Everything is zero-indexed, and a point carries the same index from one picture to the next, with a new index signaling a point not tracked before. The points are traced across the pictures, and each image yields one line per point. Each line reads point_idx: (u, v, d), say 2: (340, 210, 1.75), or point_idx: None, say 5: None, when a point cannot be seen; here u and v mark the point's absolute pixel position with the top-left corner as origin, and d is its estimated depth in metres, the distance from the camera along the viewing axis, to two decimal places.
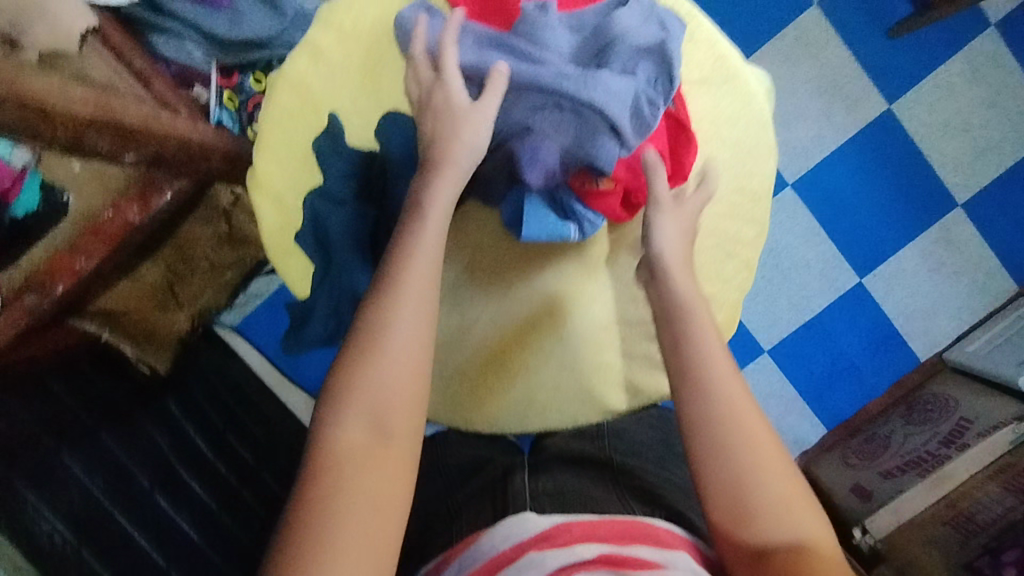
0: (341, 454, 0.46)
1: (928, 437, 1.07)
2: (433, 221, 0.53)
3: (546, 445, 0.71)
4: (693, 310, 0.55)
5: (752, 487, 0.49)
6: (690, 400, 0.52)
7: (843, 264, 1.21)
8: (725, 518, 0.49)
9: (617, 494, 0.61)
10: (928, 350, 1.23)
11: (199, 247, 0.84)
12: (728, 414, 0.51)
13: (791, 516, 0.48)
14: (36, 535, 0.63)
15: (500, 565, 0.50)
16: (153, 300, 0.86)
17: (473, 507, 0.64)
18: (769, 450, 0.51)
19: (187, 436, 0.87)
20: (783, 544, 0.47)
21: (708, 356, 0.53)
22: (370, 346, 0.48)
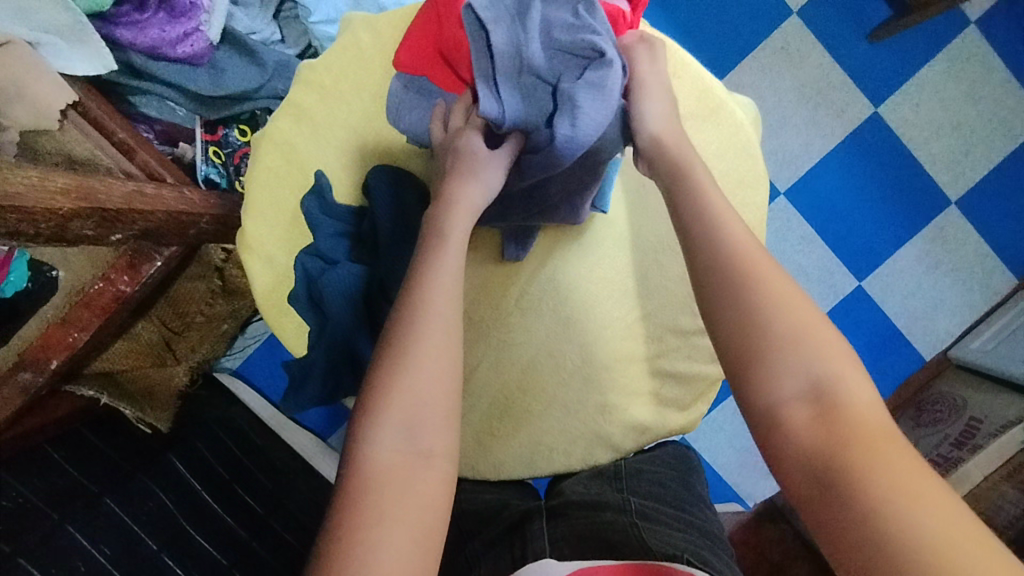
0: (377, 477, 0.41)
1: (940, 439, 1.07)
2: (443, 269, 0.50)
3: (564, 486, 0.65)
4: (714, 215, 0.50)
5: (786, 366, 0.41)
6: (709, 286, 0.46)
7: (842, 269, 1.21)
8: (772, 417, 0.40)
9: (640, 539, 0.55)
10: (934, 349, 1.23)
11: (192, 302, 0.83)
12: (758, 294, 0.44)
13: (854, 409, 0.38)
14: None
15: None
16: (151, 358, 0.84)
17: (493, 556, 0.59)
18: (832, 347, 0.41)
19: (194, 492, 0.87)
20: (847, 447, 0.37)
21: (729, 249, 0.47)
22: (401, 363, 0.45)
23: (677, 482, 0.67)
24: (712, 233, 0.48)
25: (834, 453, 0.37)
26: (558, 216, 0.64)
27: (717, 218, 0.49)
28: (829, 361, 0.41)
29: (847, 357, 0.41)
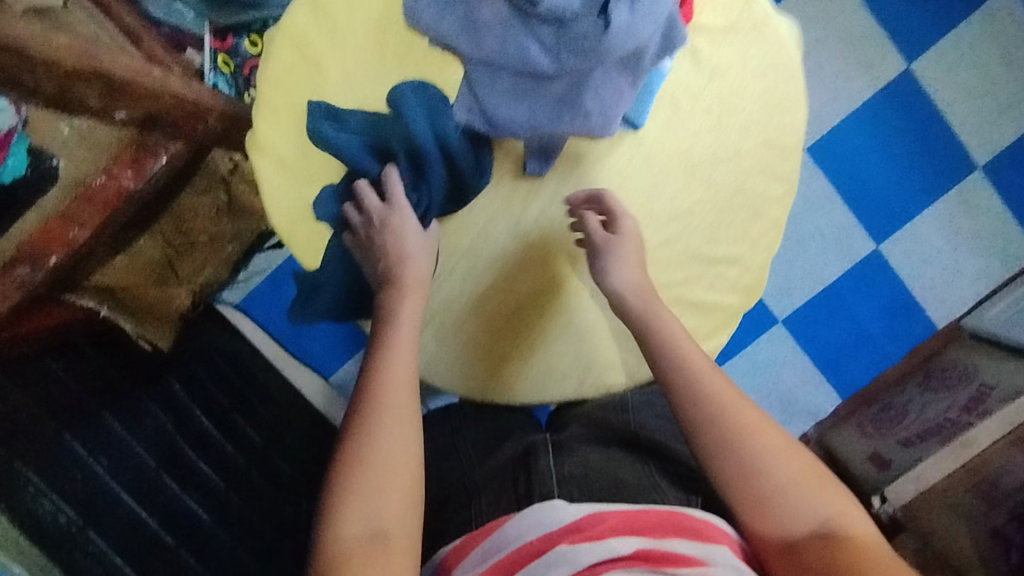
0: (340, 562, 0.48)
1: (948, 404, 1.05)
2: (399, 345, 0.56)
3: (569, 420, 0.71)
4: (681, 329, 0.60)
5: (796, 517, 0.53)
6: (699, 429, 0.56)
7: (860, 230, 1.18)
8: (783, 553, 0.53)
9: (645, 477, 0.63)
10: (948, 317, 1.20)
11: (197, 218, 0.81)
12: (759, 448, 0.55)
13: (850, 536, 0.52)
14: None
15: (529, 554, 0.52)
16: (153, 276, 0.82)
17: (496, 484, 0.64)
18: (802, 464, 0.55)
19: (192, 415, 0.87)
20: (850, 563, 0.50)
21: (704, 381, 0.57)
22: (360, 457, 0.51)
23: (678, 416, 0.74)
24: (709, 398, 0.57)
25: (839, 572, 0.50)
26: (587, 118, 0.59)
27: (697, 368, 0.58)
28: (824, 497, 0.54)
29: (825, 483, 0.55)
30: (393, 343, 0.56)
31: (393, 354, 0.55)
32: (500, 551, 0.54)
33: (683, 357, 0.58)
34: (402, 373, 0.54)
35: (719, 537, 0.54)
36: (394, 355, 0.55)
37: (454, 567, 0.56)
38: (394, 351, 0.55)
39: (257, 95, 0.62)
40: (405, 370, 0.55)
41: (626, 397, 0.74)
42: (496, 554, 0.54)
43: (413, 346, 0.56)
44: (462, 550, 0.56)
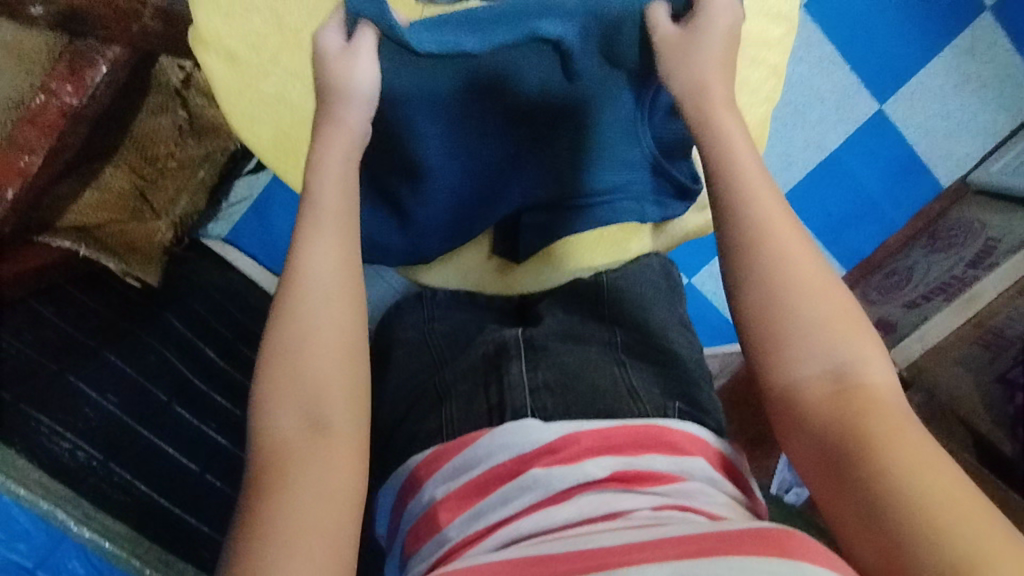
0: (279, 450, 0.43)
1: (954, 262, 1.05)
2: (331, 176, 0.54)
3: (544, 313, 0.69)
4: (744, 170, 0.51)
5: (809, 352, 0.45)
6: (742, 262, 0.49)
7: (861, 90, 1.12)
8: (784, 395, 0.45)
9: (621, 382, 0.60)
10: (954, 175, 1.16)
11: (159, 142, 0.77)
12: (785, 272, 0.47)
13: (870, 393, 0.43)
14: (57, 455, 0.61)
15: (502, 476, 0.51)
16: (126, 209, 0.79)
17: (469, 384, 0.61)
18: (860, 336, 0.45)
19: (197, 348, 0.83)
20: (862, 444, 0.40)
21: (767, 220, 0.49)
22: (291, 325, 0.47)
23: (646, 296, 0.72)
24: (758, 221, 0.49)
25: (849, 434, 0.41)
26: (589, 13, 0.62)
27: (767, 211, 0.49)
28: (855, 349, 0.45)
29: (868, 340, 0.45)
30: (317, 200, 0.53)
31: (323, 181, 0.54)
32: (470, 470, 0.53)
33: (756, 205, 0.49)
34: (326, 240, 0.51)
35: (697, 450, 0.53)
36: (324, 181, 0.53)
37: (427, 478, 0.55)
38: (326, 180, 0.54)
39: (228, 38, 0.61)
40: (330, 232, 0.51)
41: (603, 283, 0.72)
42: (467, 471, 0.53)
43: (340, 206, 0.53)
44: (435, 462, 0.55)
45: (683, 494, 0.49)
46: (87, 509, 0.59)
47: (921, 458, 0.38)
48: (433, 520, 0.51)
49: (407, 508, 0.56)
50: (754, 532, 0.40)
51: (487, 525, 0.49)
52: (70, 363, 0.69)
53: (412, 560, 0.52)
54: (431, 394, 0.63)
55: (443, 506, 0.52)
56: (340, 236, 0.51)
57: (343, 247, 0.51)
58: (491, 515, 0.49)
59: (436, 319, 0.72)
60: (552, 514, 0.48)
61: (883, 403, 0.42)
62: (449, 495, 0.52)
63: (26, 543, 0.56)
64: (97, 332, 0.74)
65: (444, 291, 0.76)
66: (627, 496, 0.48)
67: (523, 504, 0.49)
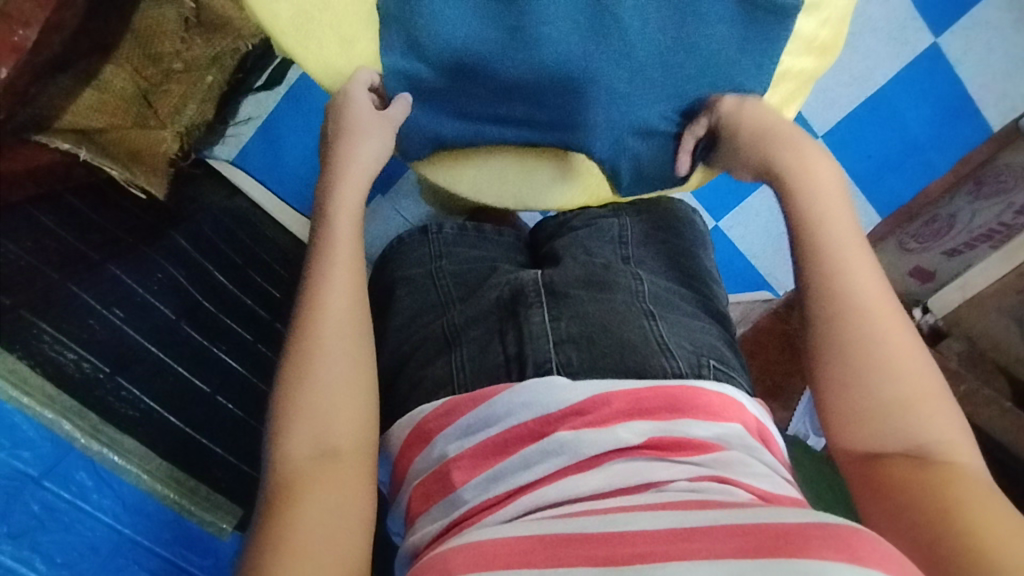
0: (291, 479, 0.44)
1: (1003, 208, 1.01)
2: (344, 212, 0.56)
3: (563, 253, 0.65)
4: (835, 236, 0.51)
5: (890, 431, 0.45)
6: (826, 349, 0.48)
7: (917, 22, 1.03)
8: (864, 464, 0.45)
9: (651, 337, 0.56)
10: (1006, 117, 1.08)
11: (164, 38, 0.72)
12: (878, 349, 0.47)
13: (957, 470, 0.43)
14: (61, 365, 0.59)
15: (523, 437, 0.48)
16: (128, 114, 0.74)
17: (484, 329, 0.58)
18: (943, 415, 0.45)
19: (204, 267, 0.79)
20: (951, 521, 0.39)
21: (863, 303, 0.49)
22: (305, 367, 0.48)
23: (669, 246, 0.68)
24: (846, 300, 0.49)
25: (934, 510, 0.40)
26: None
27: (864, 299, 0.49)
28: (928, 424, 0.45)
29: (949, 419, 0.45)
30: (330, 242, 0.54)
31: (337, 219, 0.55)
32: (486, 430, 0.49)
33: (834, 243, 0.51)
34: (343, 269, 0.53)
35: (732, 413, 0.50)
36: (338, 218, 0.56)
37: (437, 434, 0.51)
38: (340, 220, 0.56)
39: None
40: (344, 264, 0.53)
41: (625, 228, 0.68)
42: (485, 428, 0.49)
43: (354, 244, 0.55)
44: (447, 416, 0.51)
45: (720, 464, 0.46)
46: (95, 421, 0.60)
47: (988, 517, 0.39)
48: (446, 478, 0.48)
49: (415, 463, 0.52)
50: (817, 524, 0.36)
51: (509, 488, 0.46)
52: (71, 271, 0.64)
53: (420, 520, 0.49)
54: (437, 338, 0.60)
55: (456, 465, 0.49)
56: (350, 279, 0.53)
57: (353, 289, 0.52)
58: (513, 479, 0.46)
59: (444, 257, 0.68)
60: (580, 483, 0.45)
61: (965, 479, 0.42)
62: (464, 454, 0.49)
63: (31, 452, 0.57)
64: (101, 245, 0.69)
65: (451, 227, 0.71)
66: (663, 466, 0.45)
67: (549, 469, 0.46)
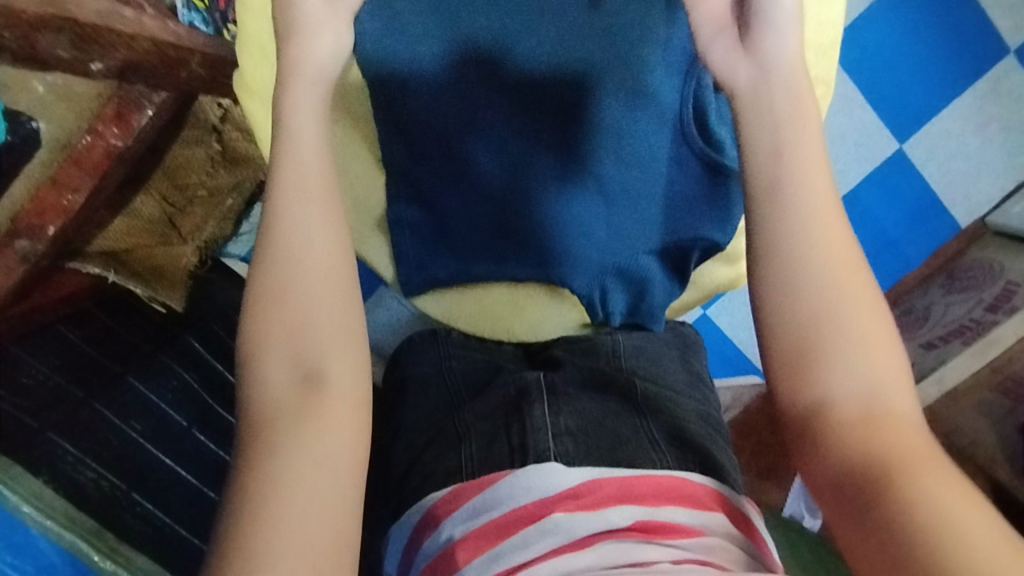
0: (271, 406, 0.42)
1: (972, 303, 1.06)
2: (313, 130, 0.50)
3: (564, 359, 0.69)
4: (789, 135, 0.46)
5: (840, 369, 0.41)
6: (772, 281, 0.44)
7: (882, 131, 1.12)
8: (811, 408, 0.42)
9: (643, 432, 0.61)
10: (972, 215, 1.16)
11: (191, 172, 0.79)
12: (822, 282, 0.43)
13: (898, 420, 0.40)
14: (84, 485, 0.62)
15: (522, 518, 0.52)
16: (154, 234, 0.79)
17: (490, 424, 0.61)
18: (887, 351, 0.42)
19: (215, 370, 0.84)
20: (895, 479, 0.37)
21: (816, 225, 0.44)
22: (277, 296, 0.44)
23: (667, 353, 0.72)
24: (799, 232, 0.44)
25: (878, 468, 0.38)
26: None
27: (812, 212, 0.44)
28: (874, 357, 0.42)
29: (892, 356, 0.42)
30: (297, 148, 0.49)
31: (308, 137, 0.49)
32: (491, 511, 0.53)
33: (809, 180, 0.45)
34: (314, 192, 0.47)
35: (720, 505, 0.53)
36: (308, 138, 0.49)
37: (444, 518, 0.55)
38: (310, 137, 0.49)
39: (239, 78, 0.63)
40: (315, 189, 0.47)
41: (619, 343, 0.71)
42: (487, 512, 0.53)
43: (320, 151, 0.49)
44: (453, 502, 0.56)
45: (703, 548, 0.48)
46: (111, 541, 0.59)
47: (953, 495, 0.37)
48: (451, 559, 0.52)
49: (422, 548, 0.55)
50: None
51: (508, 566, 0.49)
52: (96, 391, 0.70)
53: None
54: (450, 433, 0.63)
55: (461, 546, 0.52)
56: (324, 200, 0.47)
57: (329, 213, 0.47)
58: (512, 557, 0.49)
59: (454, 357, 0.72)
60: (575, 560, 0.48)
61: (909, 435, 0.40)
62: (469, 535, 0.52)
63: None
64: (121, 357, 0.75)
65: (459, 332, 0.76)
66: (649, 548, 0.48)
67: (545, 548, 0.49)
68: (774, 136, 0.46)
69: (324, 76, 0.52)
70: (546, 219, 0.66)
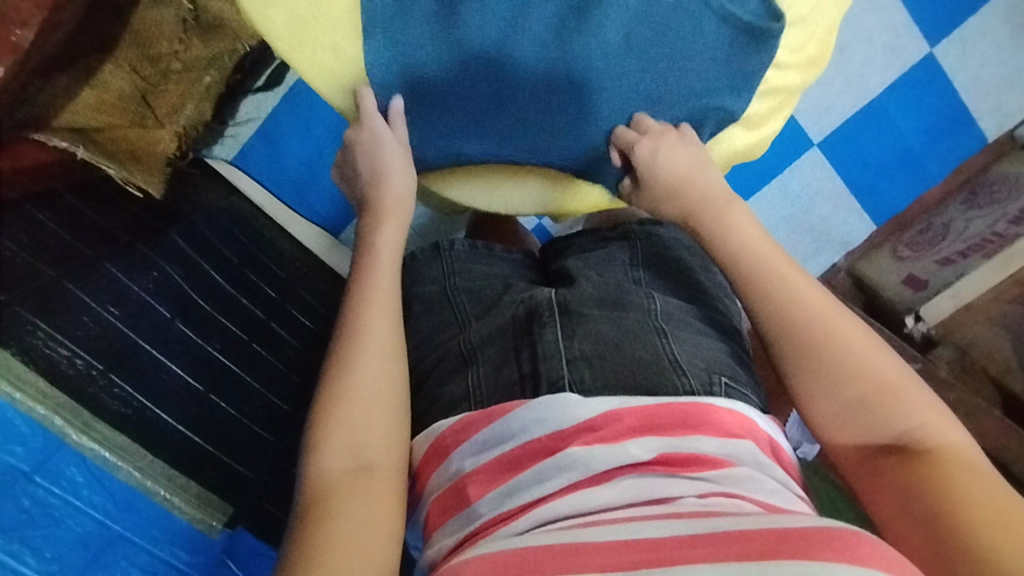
0: (334, 479, 0.49)
1: (996, 217, 1.01)
2: (387, 262, 0.61)
3: (574, 274, 0.68)
4: (761, 252, 0.58)
5: (869, 432, 0.50)
6: (777, 341, 0.55)
7: (911, 31, 1.05)
8: (863, 468, 0.50)
9: (664, 355, 0.58)
10: (1000, 128, 1.09)
11: (162, 39, 0.74)
12: (845, 356, 0.52)
13: (949, 455, 0.47)
14: (54, 361, 0.59)
15: (536, 453, 0.50)
16: (127, 112, 0.74)
17: (498, 347, 0.61)
18: (916, 401, 0.50)
19: (199, 266, 0.79)
20: (936, 508, 0.45)
21: (801, 295, 0.56)
22: (344, 394, 0.53)
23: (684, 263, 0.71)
24: (793, 303, 0.55)
25: (929, 498, 0.45)
26: None
27: (811, 310, 0.55)
28: (867, 371, 0.51)
29: (924, 403, 0.50)
30: (373, 278, 0.60)
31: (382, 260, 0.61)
32: (503, 443, 0.52)
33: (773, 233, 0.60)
34: (378, 315, 0.57)
35: (744, 431, 0.52)
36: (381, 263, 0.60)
37: (453, 449, 0.54)
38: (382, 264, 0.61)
39: None
40: (382, 325, 0.57)
41: (635, 252, 0.72)
42: (498, 445, 0.52)
43: (392, 284, 0.60)
44: (463, 432, 0.54)
45: (729, 480, 0.48)
46: (87, 418, 0.61)
47: (986, 501, 0.44)
48: (462, 492, 0.51)
49: (431, 479, 0.55)
50: (817, 529, 0.40)
51: (522, 504, 0.48)
52: (68, 270, 0.64)
53: (436, 534, 0.52)
54: (454, 354, 0.64)
55: (472, 479, 0.51)
56: (385, 335, 0.56)
57: (385, 354, 0.55)
58: (527, 493, 0.49)
59: (458, 274, 0.71)
60: (594, 497, 0.47)
61: (951, 461, 0.47)
62: (480, 468, 0.51)
63: (22, 446, 0.56)
64: (94, 241, 0.69)
65: (463, 244, 0.75)
66: (674, 483, 0.48)
67: (560, 484, 0.48)
68: (757, 248, 0.59)
69: (403, 205, 0.64)
70: (545, 94, 0.62)
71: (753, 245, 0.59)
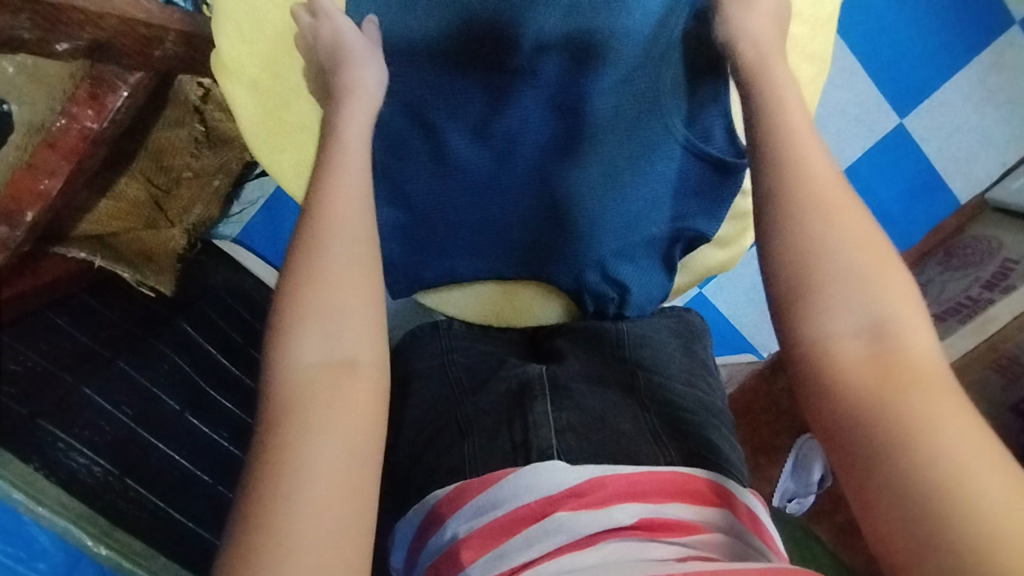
0: (297, 389, 0.40)
1: (971, 279, 1.07)
2: (343, 193, 0.49)
3: (566, 351, 0.68)
4: (791, 128, 0.46)
5: (843, 304, 0.39)
6: (770, 204, 0.43)
7: (882, 104, 1.09)
8: (818, 354, 0.39)
9: (644, 429, 0.58)
10: (971, 192, 1.15)
11: (175, 152, 0.77)
12: (889, 294, 0.39)
13: (913, 366, 0.37)
14: (74, 470, 0.62)
15: (526, 518, 0.49)
16: (140, 216, 0.78)
17: (493, 419, 0.60)
18: (895, 278, 0.40)
19: (205, 352, 0.82)
20: (898, 427, 0.34)
21: (816, 171, 0.43)
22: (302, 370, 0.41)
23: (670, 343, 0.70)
24: (806, 179, 0.43)
25: (882, 418, 0.35)
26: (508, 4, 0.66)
27: (835, 205, 0.42)
28: (874, 261, 0.40)
29: (905, 285, 0.40)
30: (328, 207, 0.47)
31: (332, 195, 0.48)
32: (494, 510, 0.51)
33: (796, 140, 0.45)
34: (348, 271, 0.44)
35: (723, 499, 0.52)
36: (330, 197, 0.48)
37: (448, 516, 0.53)
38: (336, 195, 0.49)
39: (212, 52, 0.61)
40: (339, 292, 0.43)
41: (622, 332, 0.68)
42: (491, 511, 0.51)
43: (362, 223, 0.47)
44: (456, 500, 0.53)
45: (707, 545, 0.47)
46: (104, 525, 0.60)
47: (973, 450, 0.33)
48: (455, 558, 0.50)
49: (428, 545, 0.54)
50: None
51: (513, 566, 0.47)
52: (82, 374, 0.70)
53: None
54: (453, 426, 0.61)
55: (465, 545, 0.50)
56: (354, 290, 0.44)
57: (364, 310, 0.43)
58: (517, 556, 0.48)
59: (456, 350, 0.71)
60: (579, 559, 0.46)
61: (925, 377, 0.36)
62: (472, 535, 0.50)
63: (44, 561, 0.56)
64: (109, 341, 0.74)
65: (461, 323, 0.75)
66: (654, 546, 0.46)
67: (547, 548, 0.47)
68: (781, 129, 0.46)
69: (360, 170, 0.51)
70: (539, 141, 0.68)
71: (781, 119, 0.47)
